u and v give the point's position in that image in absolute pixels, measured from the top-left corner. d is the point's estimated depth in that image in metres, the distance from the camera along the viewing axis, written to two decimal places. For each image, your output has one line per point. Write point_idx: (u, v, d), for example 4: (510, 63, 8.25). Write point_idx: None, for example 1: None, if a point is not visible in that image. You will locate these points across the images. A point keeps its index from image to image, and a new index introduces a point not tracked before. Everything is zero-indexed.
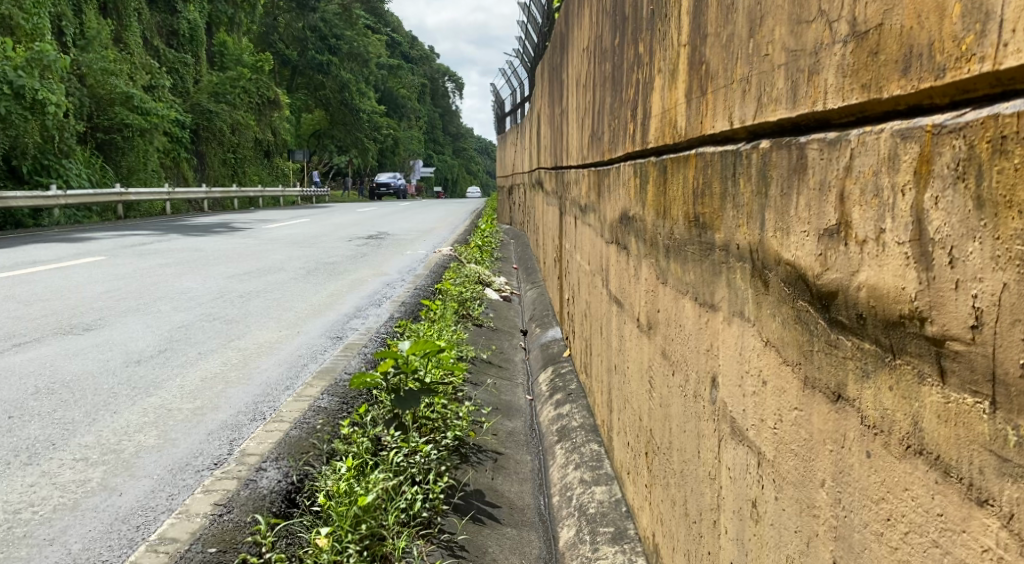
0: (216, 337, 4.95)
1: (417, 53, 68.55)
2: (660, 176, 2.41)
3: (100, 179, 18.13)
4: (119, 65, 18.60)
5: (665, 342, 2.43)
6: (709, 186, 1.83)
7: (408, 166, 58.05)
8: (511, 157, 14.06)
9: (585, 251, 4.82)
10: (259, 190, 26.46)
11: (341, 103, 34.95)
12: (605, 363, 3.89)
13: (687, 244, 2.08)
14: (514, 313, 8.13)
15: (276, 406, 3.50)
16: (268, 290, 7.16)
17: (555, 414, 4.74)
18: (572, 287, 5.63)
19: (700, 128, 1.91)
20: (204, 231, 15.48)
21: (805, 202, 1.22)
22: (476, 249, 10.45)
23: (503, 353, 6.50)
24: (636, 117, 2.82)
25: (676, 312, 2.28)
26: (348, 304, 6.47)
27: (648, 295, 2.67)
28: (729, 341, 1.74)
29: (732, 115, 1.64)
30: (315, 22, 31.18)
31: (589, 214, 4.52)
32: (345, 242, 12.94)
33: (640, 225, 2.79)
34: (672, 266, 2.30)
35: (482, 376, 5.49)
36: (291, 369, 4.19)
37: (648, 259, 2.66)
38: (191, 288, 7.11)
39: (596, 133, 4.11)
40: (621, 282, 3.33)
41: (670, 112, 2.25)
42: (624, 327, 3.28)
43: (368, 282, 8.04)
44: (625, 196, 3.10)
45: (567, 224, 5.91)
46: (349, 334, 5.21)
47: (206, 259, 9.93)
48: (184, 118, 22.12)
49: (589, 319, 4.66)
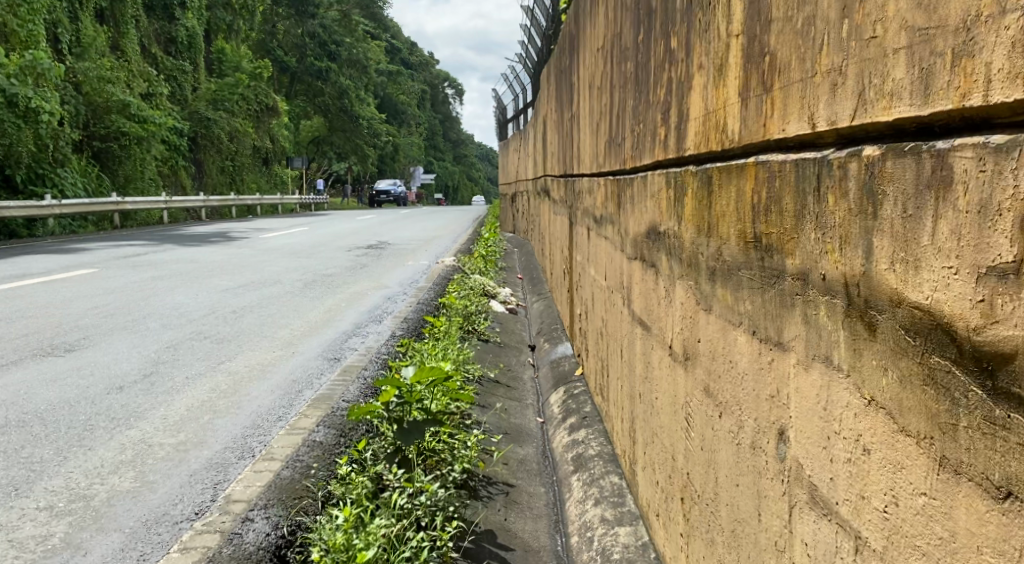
0: (206, 360, 4.64)
1: (417, 59, 68.36)
2: (701, 187, 2.10)
3: (96, 188, 17.84)
4: (116, 73, 18.31)
5: (708, 378, 2.13)
6: (776, 202, 1.53)
7: (408, 173, 57.75)
8: (514, 165, 13.78)
9: (600, 264, 4.53)
10: (258, 198, 26.18)
11: (341, 110, 34.67)
12: (627, 390, 3.58)
13: (741, 269, 1.79)
14: (520, 326, 7.83)
15: (267, 440, 3.19)
16: (264, 305, 6.84)
17: (569, 440, 4.43)
18: (585, 302, 5.32)
19: (763, 131, 1.61)
20: (202, 241, 15.18)
21: (956, 229, 0.95)
22: (479, 259, 10.14)
23: (510, 370, 6.19)
24: (667, 123, 2.53)
25: (723, 345, 1.98)
26: (348, 320, 6.16)
27: (684, 323, 2.38)
28: (807, 391, 1.44)
29: (814, 115, 1.34)
30: (314, 29, 30.86)
31: (605, 226, 4.22)
32: (344, 251, 12.65)
33: (673, 242, 2.49)
34: (718, 292, 2.00)
35: (489, 398, 5.18)
36: (285, 396, 3.87)
37: (683, 282, 2.37)
38: (184, 304, 6.81)
39: (614, 140, 3.81)
40: (647, 304, 3.03)
41: (716, 114, 1.96)
42: (651, 352, 2.98)
43: (368, 295, 7.73)
44: (652, 210, 2.80)
45: (578, 234, 5.60)
46: (347, 354, 4.90)
47: (202, 271, 9.62)
48: (182, 126, 21.83)
49: (605, 337, 4.35)
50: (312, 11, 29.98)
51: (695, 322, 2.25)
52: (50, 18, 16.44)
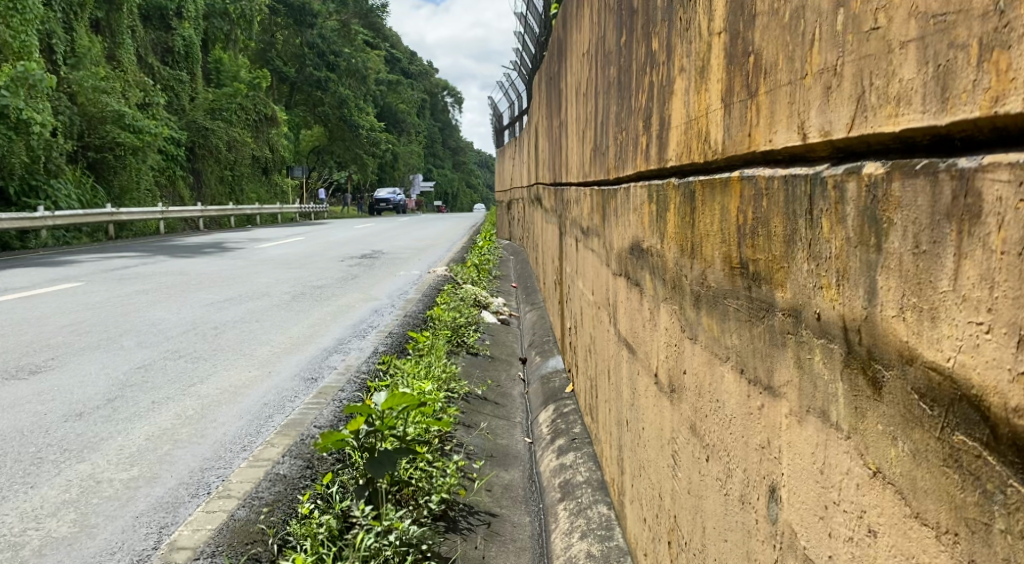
0: (176, 382, 4.41)
1: (417, 67, 68.29)
2: (684, 203, 1.89)
3: (91, 199, 17.66)
4: (111, 83, 18.15)
5: (694, 414, 1.92)
6: (763, 224, 1.32)
7: (408, 180, 57.63)
8: (510, 172, 13.58)
9: (588, 278, 4.32)
10: (256, 207, 26.02)
11: (341, 119, 34.53)
12: (614, 415, 3.37)
13: (727, 299, 1.58)
14: (513, 337, 7.62)
15: (225, 475, 2.98)
16: (247, 320, 6.63)
17: (557, 463, 4.22)
18: (575, 316, 5.11)
19: (748, 143, 1.40)
20: (195, 251, 14.98)
21: (989, 274, 0.74)
22: (473, 269, 9.94)
23: (500, 386, 5.97)
24: (649, 131, 2.32)
25: (709, 381, 1.77)
26: (330, 336, 5.94)
27: (670, 353, 2.17)
28: (799, 448, 1.22)
29: (805, 124, 1.12)
30: (313, 38, 30.74)
31: (591, 238, 4.01)
32: (337, 261, 12.47)
33: (656, 260, 2.28)
34: (703, 321, 1.79)
35: (475, 417, 4.96)
36: (253, 422, 3.66)
37: (668, 307, 2.16)
38: (163, 319, 6.60)
39: (600, 149, 3.59)
40: (633, 324, 2.81)
41: (699, 119, 1.75)
42: (637, 378, 2.77)
43: (356, 308, 7.52)
44: (635, 223, 2.59)
45: (568, 245, 5.39)
46: (325, 374, 4.68)
47: (190, 284, 9.41)
48: (178, 136, 21.67)
49: (594, 355, 4.14)
50: (311, 20, 29.86)
51: (681, 352, 2.04)
52: (44, 28, 16.27)
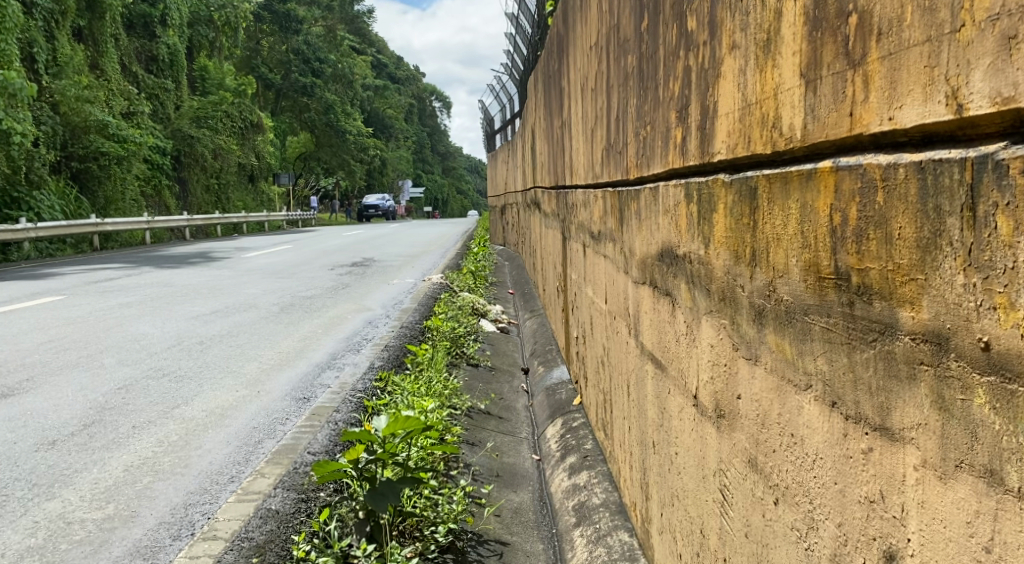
0: (158, 404, 4.10)
1: (404, 73, 67.81)
2: (739, 203, 1.63)
3: (74, 209, 17.26)
4: (93, 91, 17.76)
5: (753, 448, 1.65)
6: (877, 225, 1.07)
7: (397, 186, 57.18)
8: (503, 176, 13.29)
9: (598, 285, 4.06)
10: (243, 216, 25.61)
11: (328, 126, 34.10)
12: (636, 433, 3.12)
13: (809, 316, 1.31)
14: (512, 346, 7.34)
15: (212, 511, 2.70)
16: (235, 334, 6.33)
17: (570, 484, 3.95)
18: (582, 326, 4.84)
19: (846, 124, 1.16)
20: (182, 262, 14.61)
21: None
22: (468, 275, 9.67)
23: (503, 400, 5.68)
24: (685, 123, 2.05)
25: (777, 410, 1.50)
26: (322, 350, 5.64)
27: (716, 375, 1.90)
28: (942, 516, 0.98)
29: (975, 92, 0.91)
30: (299, 45, 30.38)
31: (603, 243, 3.76)
32: (327, 270, 12.15)
33: (696, 268, 2.02)
34: (768, 341, 1.52)
35: (479, 434, 4.67)
36: (242, 449, 3.36)
37: (713, 323, 1.90)
38: (147, 335, 6.30)
39: (614, 147, 3.33)
40: (661, 338, 2.55)
41: (762, 104, 1.49)
42: (668, 398, 2.50)
43: (349, 319, 7.23)
44: (666, 227, 2.32)
45: (573, 250, 5.13)
46: (318, 392, 4.38)
47: (175, 296, 9.08)
48: (164, 144, 21.29)
49: (608, 367, 3.89)
50: (297, 26, 29.47)
51: (733, 375, 1.77)
52: (24, 36, 15.86)
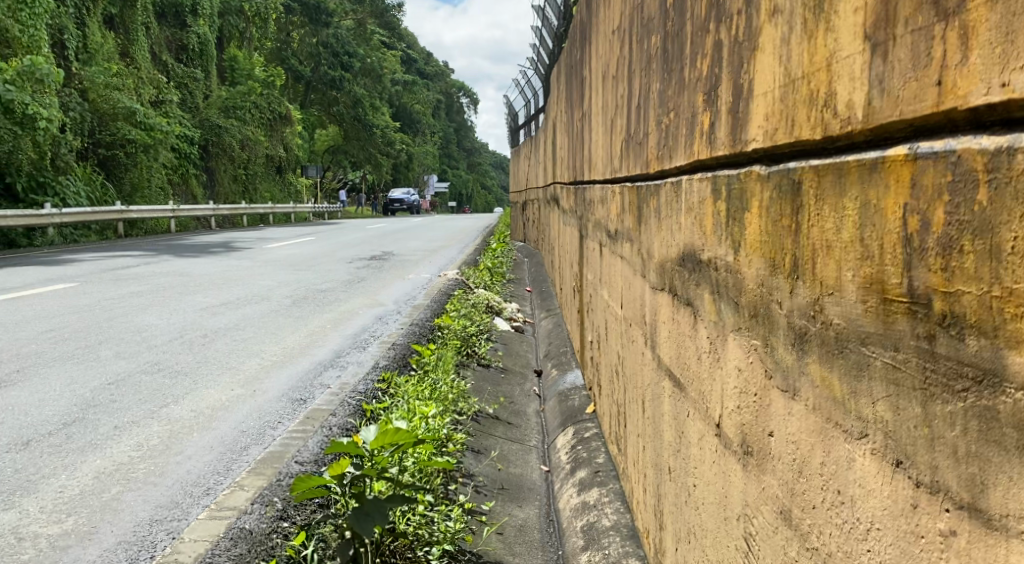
0: (146, 402, 3.88)
1: (434, 67, 67.65)
2: (778, 200, 1.35)
3: (99, 196, 17.17)
4: (122, 79, 17.69)
5: (789, 500, 1.38)
6: (982, 234, 0.83)
7: (424, 180, 57.07)
8: (525, 171, 13.03)
9: (615, 287, 3.78)
10: (268, 206, 25.53)
11: (355, 119, 33.98)
12: (650, 453, 2.84)
13: (867, 347, 1.04)
14: (527, 347, 7.07)
15: (178, 530, 2.47)
16: (240, 327, 6.11)
17: (579, 501, 3.68)
18: (597, 330, 4.58)
19: (929, 100, 0.90)
20: (201, 251, 14.48)
21: None
22: (486, 272, 9.42)
23: (513, 404, 5.42)
24: (714, 106, 1.77)
25: (820, 457, 1.23)
26: (327, 347, 5.40)
27: (745, 405, 1.63)
28: None
29: None
30: (328, 37, 30.24)
31: (621, 242, 3.47)
32: (345, 262, 11.93)
33: (722, 275, 1.75)
34: (811, 371, 1.26)
35: (485, 442, 4.41)
36: (225, 457, 3.12)
37: (743, 344, 1.63)
38: (151, 326, 6.09)
39: (634, 138, 3.06)
40: (679, 353, 2.28)
41: (810, 78, 1.21)
42: (686, 420, 2.24)
43: (359, 315, 6.99)
44: (688, 227, 2.04)
45: (590, 249, 4.85)
46: (316, 393, 4.14)
47: (187, 286, 8.90)
48: (192, 133, 21.20)
49: (622, 376, 3.61)
50: (327, 18, 29.32)
51: (765, 409, 1.50)
52: (55, 23, 15.80)
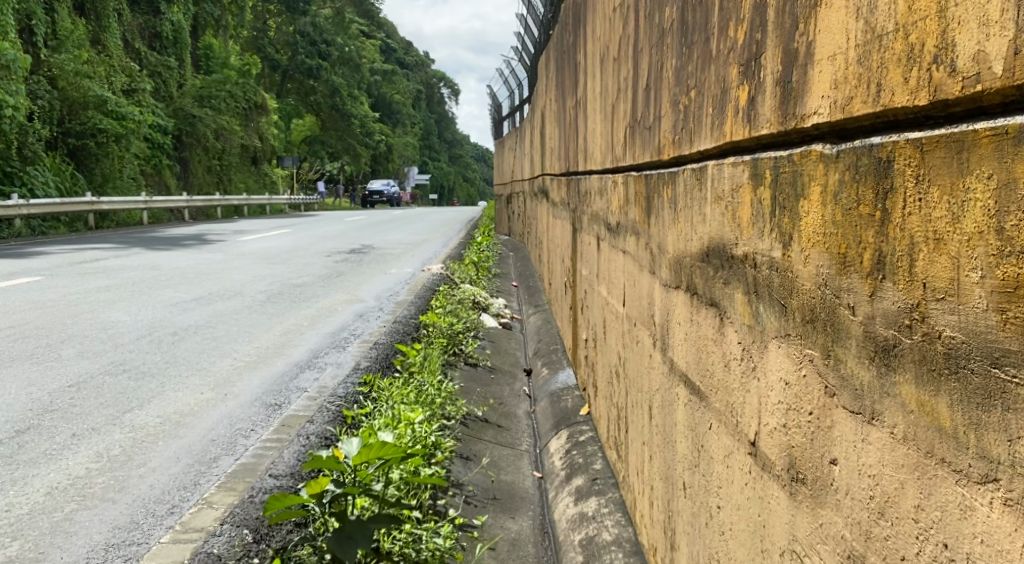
0: (108, 407, 3.60)
1: (413, 59, 67.05)
2: (855, 183, 1.12)
3: (70, 186, 16.71)
4: (93, 67, 17.22)
5: (861, 545, 1.15)
6: None
7: (403, 173, 56.60)
8: (509, 163, 12.80)
9: (616, 284, 3.55)
10: (244, 198, 25.08)
11: (334, 110, 33.54)
12: (660, 465, 2.61)
13: (1002, 369, 0.85)
14: (515, 344, 6.84)
15: (138, 556, 2.21)
16: (214, 325, 5.82)
17: (576, 511, 3.46)
18: (593, 329, 4.35)
19: None
20: (174, 244, 14.08)
21: None
22: (470, 266, 9.17)
23: (503, 405, 5.18)
24: (756, 79, 1.54)
25: (915, 497, 1.00)
26: (304, 347, 5.13)
27: (792, 426, 1.40)
28: None
29: None
30: (306, 27, 29.74)
31: (625, 235, 3.25)
32: (323, 257, 11.61)
33: (764, 273, 1.52)
34: (901, 394, 1.03)
35: (474, 447, 4.17)
36: (193, 470, 2.86)
37: (793, 356, 1.40)
38: (119, 323, 5.80)
39: (641, 123, 2.84)
40: (700, 358, 2.05)
41: (908, 31, 0.99)
42: (709, 435, 2.00)
43: (340, 312, 6.71)
44: (716, 217, 1.81)
45: (586, 243, 4.62)
46: (293, 397, 3.88)
47: (159, 281, 8.56)
48: (165, 123, 20.75)
49: (623, 378, 3.39)
50: (304, 8, 28.85)
51: (825, 432, 1.27)
52: (22, 8, 15.33)
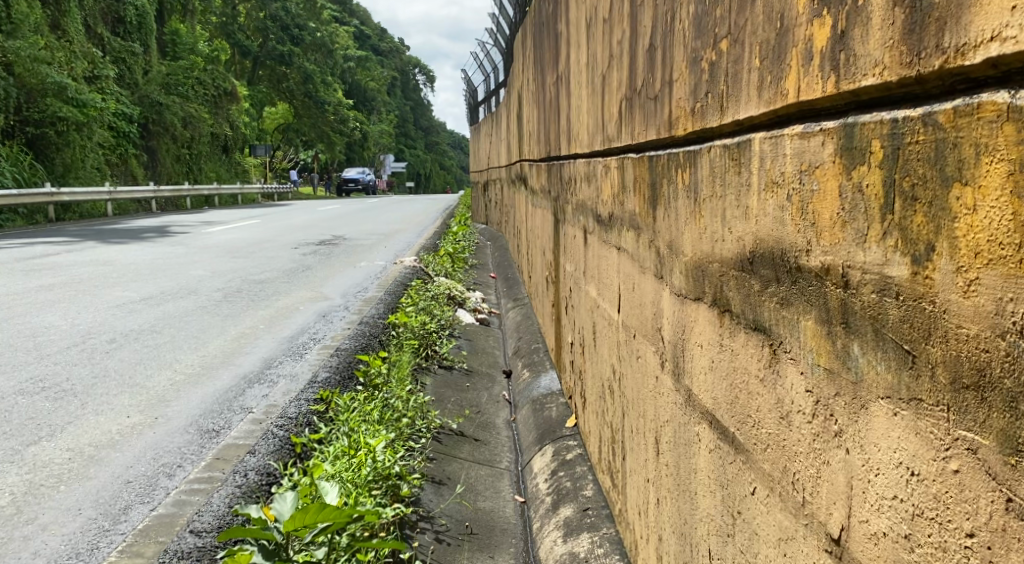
0: (10, 438, 3.04)
1: (387, 45, 65.71)
2: None
3: (28, 177, 15.82)
4: (52, 51, 16.32)
5: None
6: None
7: (378, 161, 55.65)
8: (485, 150, 12.18)
9: (610, 284, 3.04)
10: (214, 187, 24.26)
11: (307, 96, 32.56)
12: (673, 516, 2.10)
13: None
14: (493, 342, 6.33)
15: None
16: (159, 330, 5.24)
17: (564, 552, 2.94)
18: (580, 332, 3.86)
19: None
20: (136, 237, 13.35)
21: None
22: (445, 257, 8.64)
23: (480, 415, 4.64)
24: (848, 3, 1.03)
25: None
26: (255, 355, 4.58)
27: (926, 545, 0.90)
28: None
29: None
30: (278, 11, 28.72)
31: (622, 227, 2.73)
32: (290, 249, 11.00)
33: (867, 302, 1.01)
34: None
35: (447, 470, 3.65)
36: (94, 527, 2.32)
37: (927, 434, 0.89)
38: (51, 329, 5.19)
39: (644, 93, 2.32)
40: (736, 398, 1.53)
41: None
42: (753, 505, 1.48)
43: (301, 312, 6.15)
44: (770, 213, 1.30)
45: (570, 236, 4.11)
46: (235, 420, 3.33)
47: (110, 277, 7.92)
48: (129, 110, 19.83)
49: (620, 397, 2.88)
50: None
51: None
52: None
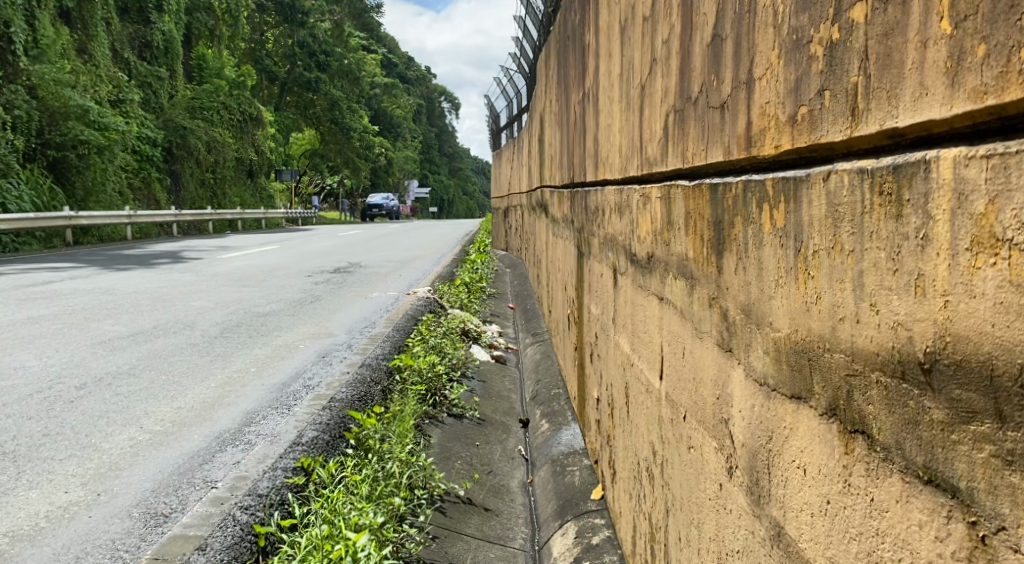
0: None
1: (414, 72, 65.89)
2: None
3: (48, 201, 15.36)
4: (76, 75, 15.98)
5: None
6: None
7: (403, 185, 55.33)
8: (507, 175, 11.64)
9: (649, 337, 2.44)
10: (236, 212, 23.91)
11: (332, 122, 32.21)
12: None
13: None
14: (509, 384, 5.73)
15: None
16: (136, 373, 4.67)
17: None
18: (608, 389, 3.26)
19: None
20: (147, 262, 12.86)
21: None
22: (461, 288, 8.08)
23: (492, 477, 4.02)
24: None
25: None
26: (236, 408, 4.00)
27: None
28: None
29: None
30: (304, 37, 28.41)
31: (668, 272, 2.14)
32: (303, 277, 10.50)
33: None
34: None
35: (451, 553, 3.06)
36: None
37: None
38: (20, 372, 4.65)
39: (703, 99, 1.75)
40: None
41: None
42: None
43: (299, 352, 5.57)
44: (993, 300, 0.77)
45: (597, 275, 3.53)
46: (191, 499, 2.76)
47: (106, 309, 7.38)
48: (153, 134, 19.54)
49: (663, 485, 2.27)
50: (302, 18, 27.61)
51: None
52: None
